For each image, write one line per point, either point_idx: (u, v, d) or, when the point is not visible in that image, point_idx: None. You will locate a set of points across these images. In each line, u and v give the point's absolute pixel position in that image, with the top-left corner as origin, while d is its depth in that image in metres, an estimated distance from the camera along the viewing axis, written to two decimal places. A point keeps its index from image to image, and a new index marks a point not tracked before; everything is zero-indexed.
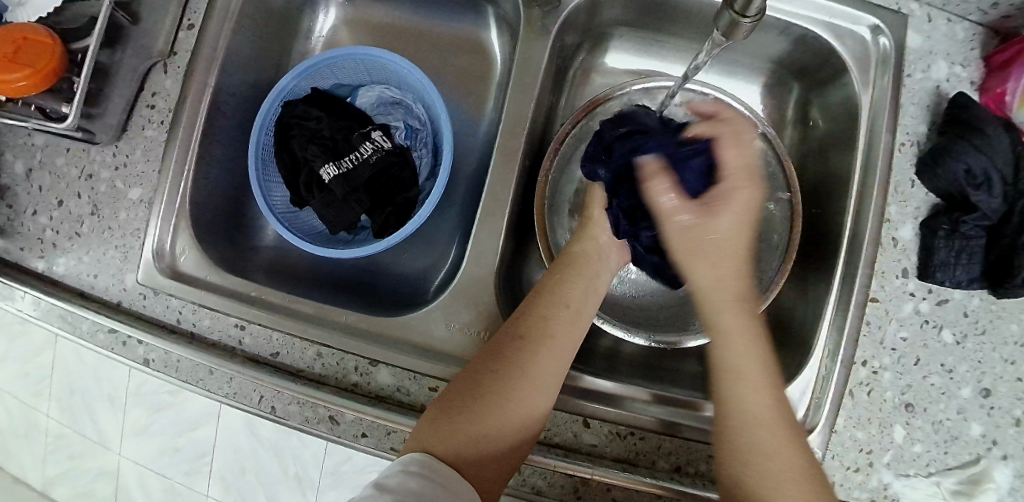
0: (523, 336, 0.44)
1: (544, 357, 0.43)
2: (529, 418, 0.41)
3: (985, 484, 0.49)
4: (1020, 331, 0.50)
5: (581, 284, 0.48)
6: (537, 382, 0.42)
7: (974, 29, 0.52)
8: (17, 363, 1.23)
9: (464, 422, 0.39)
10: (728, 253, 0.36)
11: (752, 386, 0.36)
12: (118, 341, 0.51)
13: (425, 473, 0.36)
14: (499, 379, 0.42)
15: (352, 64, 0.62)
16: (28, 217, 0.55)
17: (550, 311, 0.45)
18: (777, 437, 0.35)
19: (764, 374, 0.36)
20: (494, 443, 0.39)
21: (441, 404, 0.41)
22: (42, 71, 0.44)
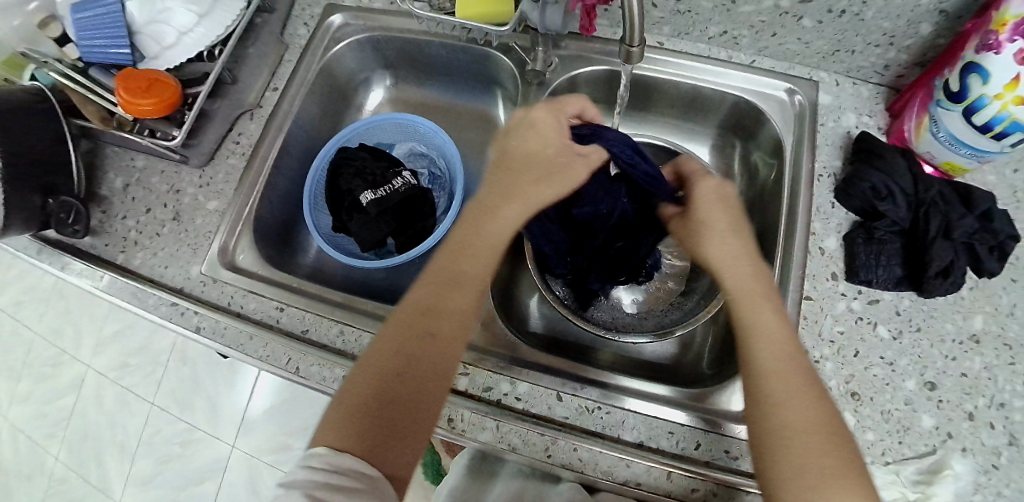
0: (424, 322, 0.47)
1: (441, 351, 0.47)
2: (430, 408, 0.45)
3: (944, 473, 0.49)
4: (955, 330, 0.54)
5: (480, 250, 0.51)
6: (431, 367, 0.46)
7: (877, 90, 0.64)
8: (46, 403, 1.31)
9: (364, 418, 0.42)
10: (752, 265, 0.48)
11: (770, 336, 0.44)
12: (176, 312, 0.63)
13: (334, 470, 0.39)
14: (402, 367, 0.45)
15: (392, 126, 0.79)
16: (119, 220, 0.70)
17: (448, 290, 0.49)
18: (792, 386, 0.41)
19: (785, 334, 0.44)
20: (399, 439, 0.43)
21: (347, 403, 0.44)
22: (164, 101, 0.63)
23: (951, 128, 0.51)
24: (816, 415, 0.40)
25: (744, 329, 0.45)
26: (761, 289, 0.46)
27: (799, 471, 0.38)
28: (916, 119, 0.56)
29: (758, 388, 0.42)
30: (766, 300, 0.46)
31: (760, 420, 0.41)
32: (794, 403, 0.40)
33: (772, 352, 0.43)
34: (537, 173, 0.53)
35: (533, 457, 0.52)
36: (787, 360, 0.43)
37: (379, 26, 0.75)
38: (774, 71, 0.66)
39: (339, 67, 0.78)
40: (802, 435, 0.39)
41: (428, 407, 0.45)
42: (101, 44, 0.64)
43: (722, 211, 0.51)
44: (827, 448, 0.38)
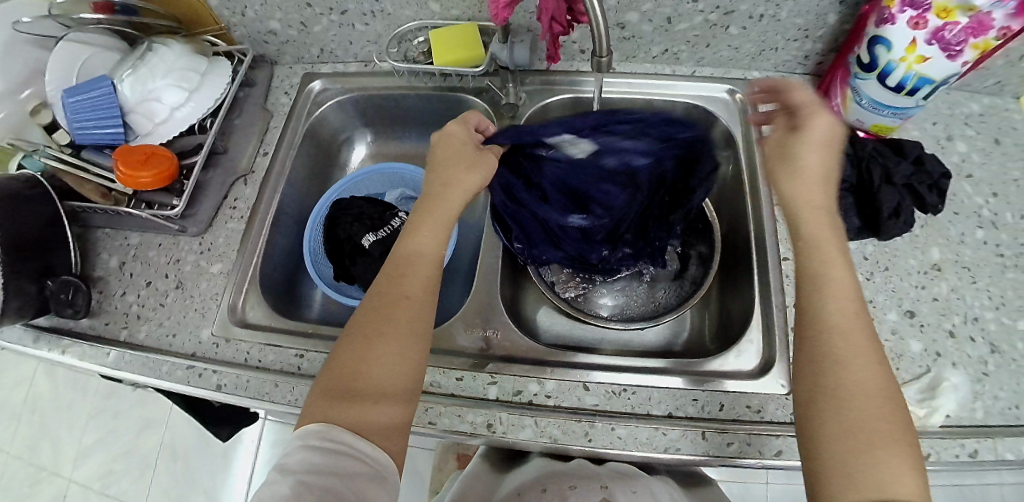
0: (394, 297, 0.51)
1: (412, 313, 0.51)
2: (408, 375, 0.48)
3: (942, 386, 0.55)
4: (918, 263, 0.62)
5: (429, 227, 0.56)
6: (403, 337, 0.49)
7: (804, 78, 0.75)
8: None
9: (344, 389, 0.46)
10: (821, 219, 0.51)
11: (836, 296, 0.47)
12: (194, 374, 0.63)
13: (325, 447, 0.43)
14: (372, 339, 0.49)
15: (379, 177, 0.83)
16: (117, 297, 0.70)
17: (407, 267, 0.54)
18: (852, 341, 0.45)
19: (851, 295, 0.48)
20: (380, 406, 0.46)
21: (328, 380, 0.48)
22: (163, 172, 0.66)
23: (871, 94, 0.63)
24: (871, 380, 0.44)
25: (811, 284, 0.49)
26: (829, 246, 0.50)
27: (858, 431, 0.42)
28: (841, 95, 0.67)
29: (823, 340, 0.46)
30: (839, 255, 0.49)
31: (822, 377, 0.45)
32: (855, 361, 0.45)
33: (840, 313, 0.47)
34: (459, 162, 0.59)
35: (573, 444, 0.54)
36: (847, 318, 0.46)
37: (359, 86, 0.81)
38: (714, 77, 0.76)
39: (323, 126, 0.83)
40: (858, 396, 0.43)
41: (404, 375, 0.48)
42: (92, 125, 0.67)
43: (820, 159, 0.52)
44: (881, 414, 0.43)
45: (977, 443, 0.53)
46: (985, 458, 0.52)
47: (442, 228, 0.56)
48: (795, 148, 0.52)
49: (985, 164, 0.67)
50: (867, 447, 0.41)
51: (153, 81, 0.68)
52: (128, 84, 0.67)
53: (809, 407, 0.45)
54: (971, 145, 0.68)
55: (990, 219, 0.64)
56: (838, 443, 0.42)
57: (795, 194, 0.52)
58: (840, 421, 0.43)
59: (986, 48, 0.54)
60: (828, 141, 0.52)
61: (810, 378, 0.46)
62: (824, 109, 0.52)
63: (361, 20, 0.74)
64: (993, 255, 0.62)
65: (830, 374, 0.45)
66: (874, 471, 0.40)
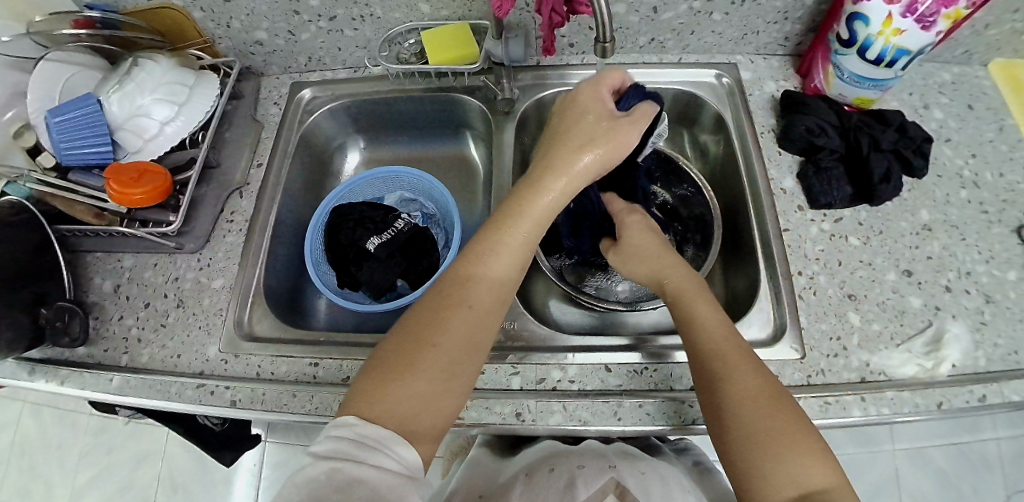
0: (466, 297, 0.50)
1: (479, 316, 0.50)
2: (466, 381, 0.48)
3: (946, 337, 0.58)
4: (910, 225, 0.66)
5: (524, 218, 0.53)
6: (471, 341, 0.49)
7: (784, 59, 0.78)
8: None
9: (403, 387, 0.45)
10: (682, 271, 0.57)
11: (711, 325, 0.51)
12: (205, 393, 0.61)
13: (357, 438, 0.41)
14: (442, 335, 0.48)
15: (376, 182, 0.82)
16: (115, 322, 0.68)
17: (484, 266, 0.52)
18: (737, 361, 0.48)
19: (721, 323, 0.51)
20: (433, 410, 0.45)
21: (389, 368, 0.46)
22: (156, 188, 0.65)
23: (852, 69, 0.66)
24: (759, 391, 0.46)
25: (683, 322, 0.53)
26: (691, 290, 0.55)
27: (764, 437, 0.43)
28: (822, 72, 0.71)
29: (707, 361, 0.49)
30: (701, 296, 0.54)
31: (716, 397, 0.47)
32: (746, 377, 0.47)
33: (712, 341, 0.50)
34: (579, 140, 0.55)
35: (604, 424, 0.54)
36: (726, 341, 0.50)
37: (349, 93, 0.81)
38: (699, 63, 0.79)
39: (317, 135, 0.82)
40: (753, 408, 0.45)
41: (464, 381, 0.48)
42: (79, 145, 0.64)
43: (652, 238, 0.62)
44: (782, 416, 0.44)
45: (985, 389, 0.56)
46: (993, 402, 0.55)
47: (526, 242, 0.54)
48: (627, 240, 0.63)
49: (961, 129, 0.71)
50: (775, 453, 0.43)
51: (142, 97, 0.66)
52: (115, 100, 0.65)
53: (721, 426, 0.46)
54: (947, 112, 0.72)
55: (972, 178, 0.68)
56: (750, 455, 0.43)
57: (640, 272, 0.60)
58: (743, 433, 0.44)
59: (956, 17, 0.58)
60: (653, 230, 0.63)
61: (711, 397, 0.47)
62: (635, 212, 0.65)
63: (350, 26, 0.74)
64: (979, 213, 0.66)
65: (720, 392, 0.47)
66: (789, 470, 0.42)
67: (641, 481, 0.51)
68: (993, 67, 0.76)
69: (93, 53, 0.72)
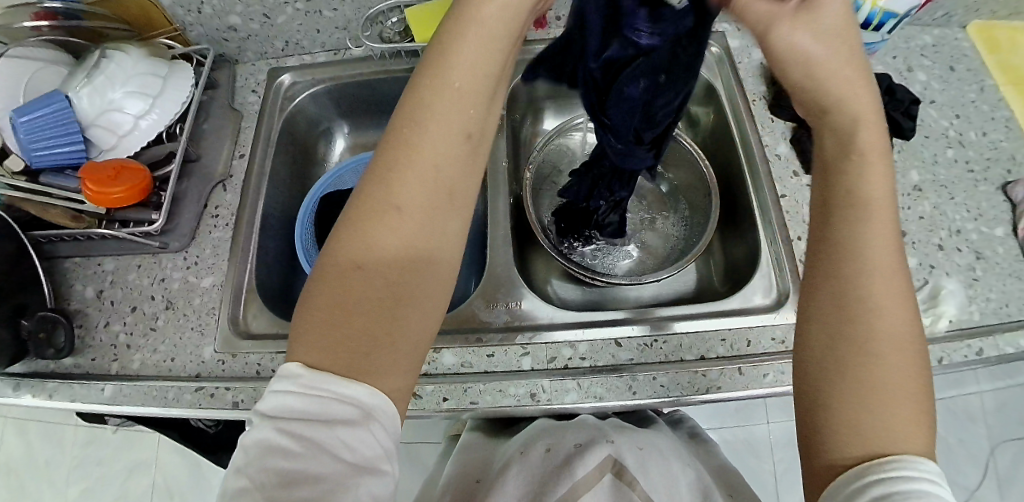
0: (395, 201, 0.36)
1: (421, 231, 0.36)
2: (417, 318, 0.36)
3: (943, 293, 0.60)
4: (902, 186, 0.67)
5: (454, 77, 0.36)
6: (417, 268, 0.36)
7: None
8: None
9: (325, 352, 0.34)
10: (858, 117, 0.39)
11: (878, 221, 0.38)
12: (204, 395, 0.59)
13: (303, 392, 0.33)
14: (375, 266, 0.35)
15: (363, 168, 0.80)
16: (100, 329, 0.66)
17: (416, 155, 0.36)
18: (891, 280, 0.37)
19: (890, 224, 0.38)
20: (374, 362, 0.35)
21: (317, 310, 0.36)
22: (136, 186, 0.61)
23: None
24: (898, 333, 0.37)
25: (848, 203, 0.39)
26: (873, 160, 0.39)
27: (881, 382, 0.35)
28: None
29: (856, 270, 0.37)
30: (882, 169, 0.39)
31: (852, 314, 0.37)
32: (892, 305, 0.37)
33: (881, 255, 0.38)
34: None
35: (619, 399, 0.54)
36: (887, 251, 0.38)
37: (330, 76, 0.78)
38: None
39: (298, 124, 0.79)
40: (887, 344, 0.36)
41: (416, 320, 0.36)
42: (49, 144, 0.60)
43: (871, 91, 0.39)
44: (906, 368, 0.36)
45: (982, 342, 0.57)
46: (989, 355, 0.57)
47: (442, 161, 0.36)
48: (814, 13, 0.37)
49: (945, 90, 0.72)
50: (886, 405, 0.35)
51: (113, 91, 0.63)
52: (86, 94, 0.62)
53: (831, 355, 0.37)
54: (929, 74, 0.73)
55: (957, 138, 0.70)
56: (847, 400, 0.36)
57: (811, 71, 0.37)
58: (864, 372, 0.36)
59: None
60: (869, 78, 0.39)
61: (848, 313, 0.37)
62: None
63: (329, 6, 0.71)
64: (965, 172, 0.67)
65: (859, 311, 0.37)
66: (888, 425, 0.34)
67: (638, 456, 0.51)
68: (971, 28, 0.77)
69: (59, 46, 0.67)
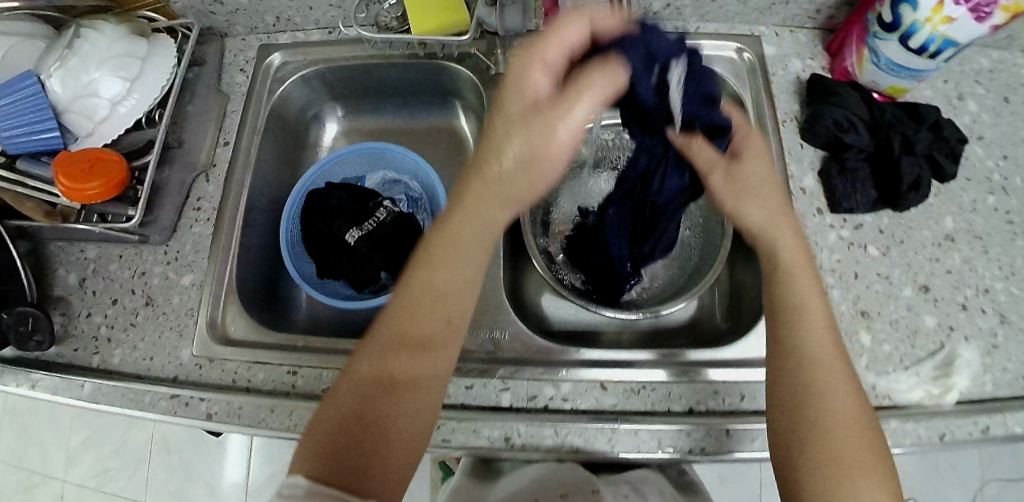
0: (421, 304, 0.44)
1: (435, 331, 0.44)
2: (428, 403, 0.43)
3: (957, 361, 0.56)
4: (932, 235, 0.61)
5: (476, 185, 0.43)
6: (429, 361, 0.43)
7: (813, 34, 0.69)
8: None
9: (347, 442, 0.40)
10: (789, 227, 0.47)
11: (813, 325, 0.44)
12: (181, 403, 0.58)
13: (315, 484, 0.36)
14: (397, 360, 0.42)
15: (358, 158, 0.73)
16: (83, 319, 0.65)
17: (439, 269, 0.44)
18: (832, 372, 0.42)
19: (823, 324, 0.44)
20: (389, 443, 0.41)
21: (344, 398, 0.42)
22: (110, 180, 0.58)
23: (889, 56, 0.58)
24: (842, 412, 0.41)
25: (787, 308, 0.45)
26: (804, 272, 0.46)
27: (834, 458, 0.39)
28: (856, 54, 0.62)
29: (798, 369, 0.43)
30: (809, 275, 0.46)
31: (797, 407, 0.42)
32: (835, 394, 0.42)
33: (815, 342, 0.43)
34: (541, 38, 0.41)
35: (596, 450, 0.52)
36: (824, 347, 0.43)
37: (322, 58, 0.71)
38: (718, 34, 0.70)
39: (287, 108, 0.73)
40: (834, 426, 0.40)
41: (427, 402, 0.43)
42: (22, 131, 0.57)
43: (793, 225, 0.47)
44: (861, 447, 0.40)
45: (989, 419, 0.54)
46: (995, 433, 0.54)
47: (459, 270, 0.44)
48: (741, 173, 0.48)
49: (995, 125, 0.65)
50: (846, 482, 0.39)
51: (88, 73, 0.58)
52: (58, 79, 0.57)
53: (789, 446, 0.41)
54: (982, 105, 0.65)
55: (1001, 184, 0.63)
56: (807, 486, 0.39)
57: (751, 208, 0.47)
58: (821, 455, 0.40)
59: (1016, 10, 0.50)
60: (793, 222, 0.47)
61: (796, 409, 0.42)
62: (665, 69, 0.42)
63: None
64: (1004, 223, 0.61)
65: (804, 405, 0.41)
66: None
67: None
68: None
69: (40, 19, 0.62)
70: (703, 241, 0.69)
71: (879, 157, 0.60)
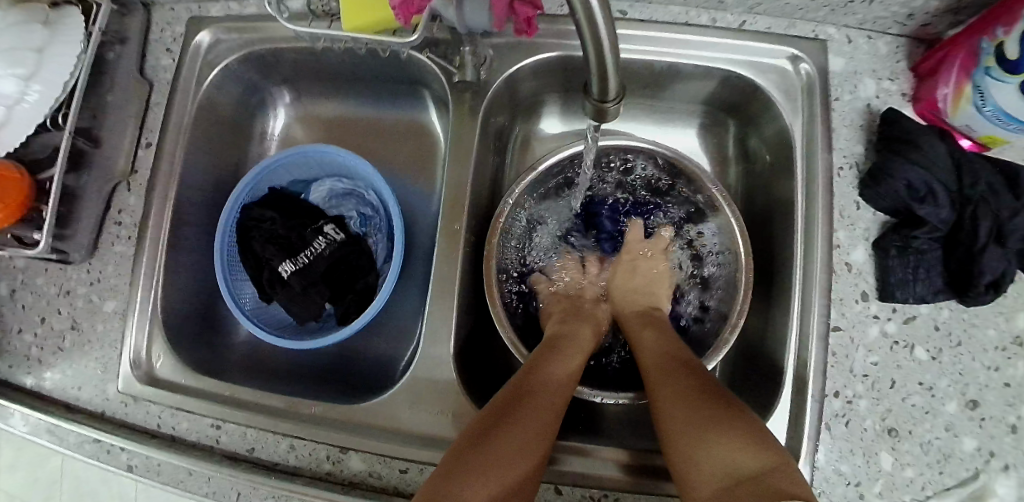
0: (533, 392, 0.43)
1: (539, 415, 0.42)
2: (519, 470, 0.38)
3: (990, 500, 0.46)
4: (998, 336, 0.49)
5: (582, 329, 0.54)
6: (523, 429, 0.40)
7: (898, 42, 0.52)
8: (20, 472, 1.10)
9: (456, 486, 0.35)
10: (643, 292, 0.58)
11: (653, 344, 0.50)
12: (102, 449, 0.54)
13: None
14: (499, 420, 0.40)
15: (300, 162, 0.60)
16: (15, 335, 0.59)
17: (547, 367, 0.47)
18: (673, 369, 0.45)
19: (666, 340, 0.50)
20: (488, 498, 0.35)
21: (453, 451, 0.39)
22: (12, 202, 0.50)
23: (999, 103, 0.43)
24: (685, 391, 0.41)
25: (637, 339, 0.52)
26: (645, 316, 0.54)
27: (686, 427, 0.38)
28: (953, 86, 0.46)
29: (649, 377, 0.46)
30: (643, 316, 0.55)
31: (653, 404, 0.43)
32: (674, 382, 0.43)
33: (650, 354, 0.49)
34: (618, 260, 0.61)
35: None
36: (665, 357, 0.47)
37: (257, 37, 0.57)
38: (769, 34, 0.53)
39: (221, 97, 0.60)
40: (679, 405, 0.40)
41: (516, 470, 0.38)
42: None
43: (634, 279, 0.59)
44: (704, 408, 0.39)
45: None
46: None
47: (560, 379, 0.46)
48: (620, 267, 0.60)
49: None
50: (690, 444, 0.37)
51: None
52: None
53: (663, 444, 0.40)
54: None
55: None
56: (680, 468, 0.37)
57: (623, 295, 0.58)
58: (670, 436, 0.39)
59: None
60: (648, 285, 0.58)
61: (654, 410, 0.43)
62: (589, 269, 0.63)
63: None
64: None
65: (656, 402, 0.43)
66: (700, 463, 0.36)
67: None
68: None
69: None
70: (715, 312, 0.60)
71: (948, 246, 0.48)
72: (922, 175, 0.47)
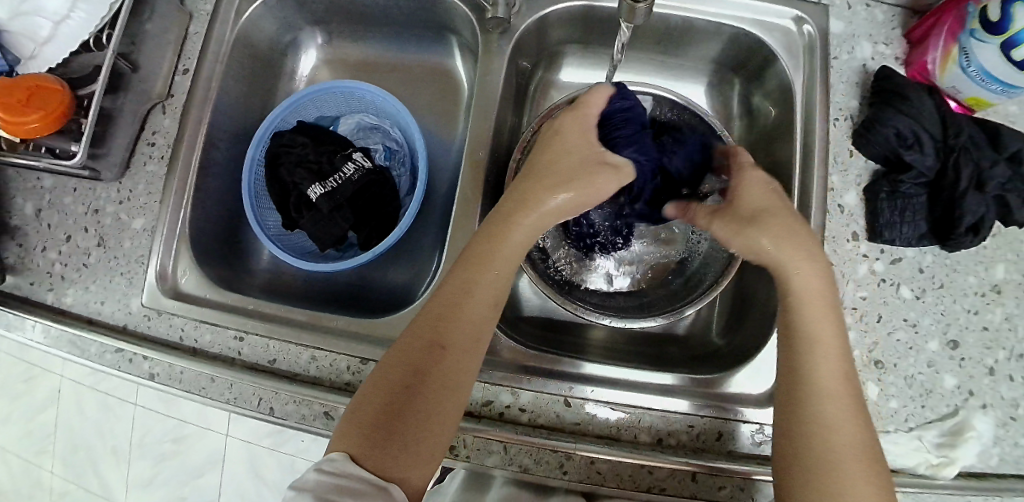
0: (443, 342, 0.42)
1: (454, 360, 0.42)
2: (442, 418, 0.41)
3: (968, 433, 0.50)
4: (978, 283, 0.53)
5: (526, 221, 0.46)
6: (442, 379, 0.42)
7: (893, 11, 0.57)
8: (15, 426, 1.10)
9: (378, 450, 0.38)
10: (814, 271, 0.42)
11: (827, 353, 0.41)
12: (124, 359, 0.56)
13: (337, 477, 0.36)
14: (412, 372, 0.41)
15: (330, 96, 0.64)
16: (38, 253, 0.61)
17: (467, 303, 0.44)
18: (843, 406, 0.39)
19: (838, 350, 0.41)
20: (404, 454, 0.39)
21: (362, 402, 0.41)
22: (51, 113, 0.52)
23: (984, 63, 0.47)
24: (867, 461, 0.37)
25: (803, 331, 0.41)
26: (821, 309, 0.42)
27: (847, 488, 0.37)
28: (942, 49, 0.51)
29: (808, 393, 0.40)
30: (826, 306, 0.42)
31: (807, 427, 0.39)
32: (845, 425, 0.38)
33: (823, 367, 0.40)
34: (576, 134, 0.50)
35: (546, 474, 0.48)
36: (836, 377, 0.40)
37: None
38: None
39: (257, 32, 0.63)
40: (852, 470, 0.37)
41: (439, 420, 0.41)
42: None
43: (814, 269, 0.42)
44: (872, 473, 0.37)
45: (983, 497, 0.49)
46: None
47: (478, 309, 0.44)
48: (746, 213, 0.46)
49: None
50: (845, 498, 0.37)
51: None
52: None
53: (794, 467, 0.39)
54: None
55: None
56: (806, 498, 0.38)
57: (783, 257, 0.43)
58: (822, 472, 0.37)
59: None
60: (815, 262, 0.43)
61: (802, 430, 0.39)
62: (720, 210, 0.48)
63: None
64: None
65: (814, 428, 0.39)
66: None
67: None
68: None
69: None
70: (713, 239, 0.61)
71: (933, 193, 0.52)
72: (914, 124, 0.51)
